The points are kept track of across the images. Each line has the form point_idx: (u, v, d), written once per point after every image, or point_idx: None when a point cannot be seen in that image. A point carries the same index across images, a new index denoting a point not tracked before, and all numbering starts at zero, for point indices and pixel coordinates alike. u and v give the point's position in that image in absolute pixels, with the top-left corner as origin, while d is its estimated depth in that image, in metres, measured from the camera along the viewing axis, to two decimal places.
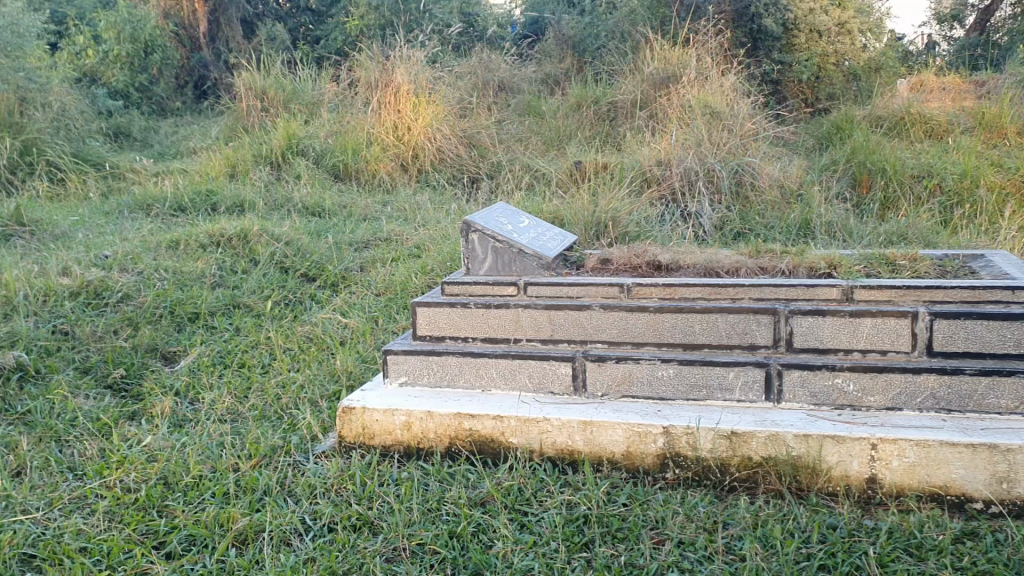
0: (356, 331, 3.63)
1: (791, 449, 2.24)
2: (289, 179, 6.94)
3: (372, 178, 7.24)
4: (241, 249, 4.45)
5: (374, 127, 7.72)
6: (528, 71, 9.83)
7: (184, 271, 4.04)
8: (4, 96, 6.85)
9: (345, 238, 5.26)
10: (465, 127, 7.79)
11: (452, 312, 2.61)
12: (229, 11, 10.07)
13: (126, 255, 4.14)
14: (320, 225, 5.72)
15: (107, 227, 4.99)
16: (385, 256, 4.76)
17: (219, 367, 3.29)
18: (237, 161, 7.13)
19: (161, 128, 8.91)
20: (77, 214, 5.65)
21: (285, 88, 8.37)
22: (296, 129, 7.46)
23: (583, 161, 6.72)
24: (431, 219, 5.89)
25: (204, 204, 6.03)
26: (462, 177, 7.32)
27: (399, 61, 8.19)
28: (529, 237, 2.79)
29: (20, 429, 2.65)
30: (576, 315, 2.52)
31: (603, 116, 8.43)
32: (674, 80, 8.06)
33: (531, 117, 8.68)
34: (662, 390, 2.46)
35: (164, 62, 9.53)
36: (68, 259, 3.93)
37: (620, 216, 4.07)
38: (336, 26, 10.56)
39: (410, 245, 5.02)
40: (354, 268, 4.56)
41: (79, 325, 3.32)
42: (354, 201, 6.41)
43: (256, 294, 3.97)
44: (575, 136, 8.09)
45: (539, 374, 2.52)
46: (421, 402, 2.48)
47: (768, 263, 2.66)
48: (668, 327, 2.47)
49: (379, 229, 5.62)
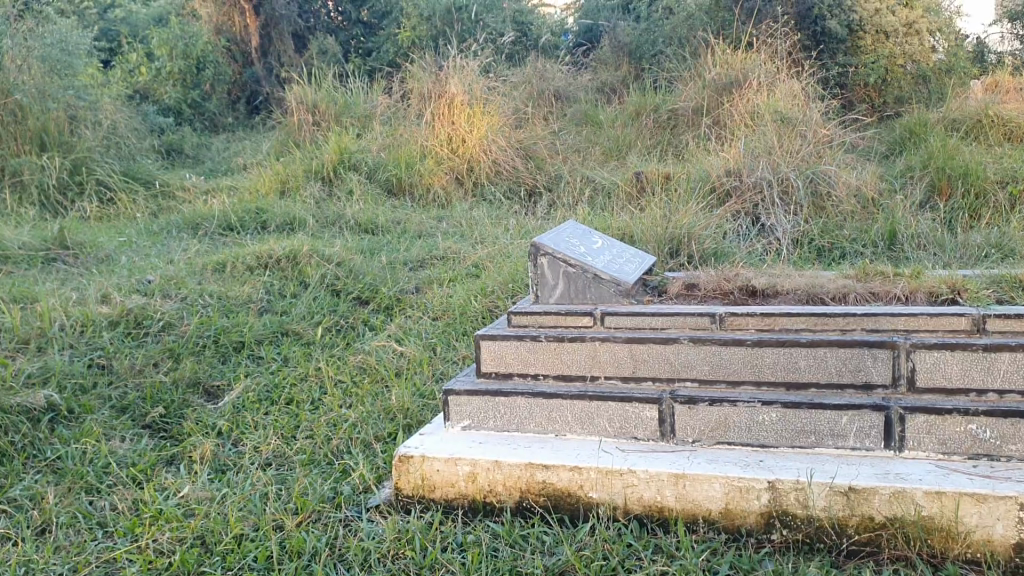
0: (412, 360, 3.38)
1: (921, 507, 1.89)
2: (342, 194, 6.74)
3: (427, 192, 6.99)
4: (290, 270, 4.23)
5: (428, 139, 7.52)
6: (583, 80, 9.55)
7: (230, 296, 3.83)
8: (54, 114, 6.80)
9: (400, 256, 5.02)
10: (520, 137, 7.55)
11: (519, 347, 2.33)
12: (280, 25, 10.00)
13: (170, 279, 3.96)
14: (374, 242, 5.50)
15: (154, 251, 4.83)
16: (442, 276, 4.51)
17: (265, 403, 3.07)
18: (288, 177, 6.93)
19: (214, 144, 8.82)
20: (125, 235, 5.51)
21: (337, 102, 8.20)
22: (347, 143, 7.27)
23: (646, 172, 6.44)
24: (490, 234, 5.65)
25: (253, 222, 5.85)
26: (519, 190, 7.06)
27: (452, 71, 7.96)
28: (605, 261, 2.49)
29: (48, 478, 2.44)
30: (660, 350, 2.22)
31: (663, 125, 8.12)
32: (738, 86, 7.73)
33: (588, 127, 8.39)
34: (763, 436, 2.14)
35: (216, 78, 9.44)
36: (109, 285, 3.75)
37: (696, 231, 3.76)
38: (388, 37, 10.40)
39: (467, 264, 4.77)
40: (409, 289, 4.31)
41: (118, 359, 3.12)
42: (408, 217, 6.19)
43: (306, 321, 3.75)
44: (635, 145, 7.79)
45: (620, 418, 2.23)
46: (487, 449, 2.20)
47: (880, 287, 2.31)
48: (768, 363, 2.14)
49: (434, 247, 5.39)
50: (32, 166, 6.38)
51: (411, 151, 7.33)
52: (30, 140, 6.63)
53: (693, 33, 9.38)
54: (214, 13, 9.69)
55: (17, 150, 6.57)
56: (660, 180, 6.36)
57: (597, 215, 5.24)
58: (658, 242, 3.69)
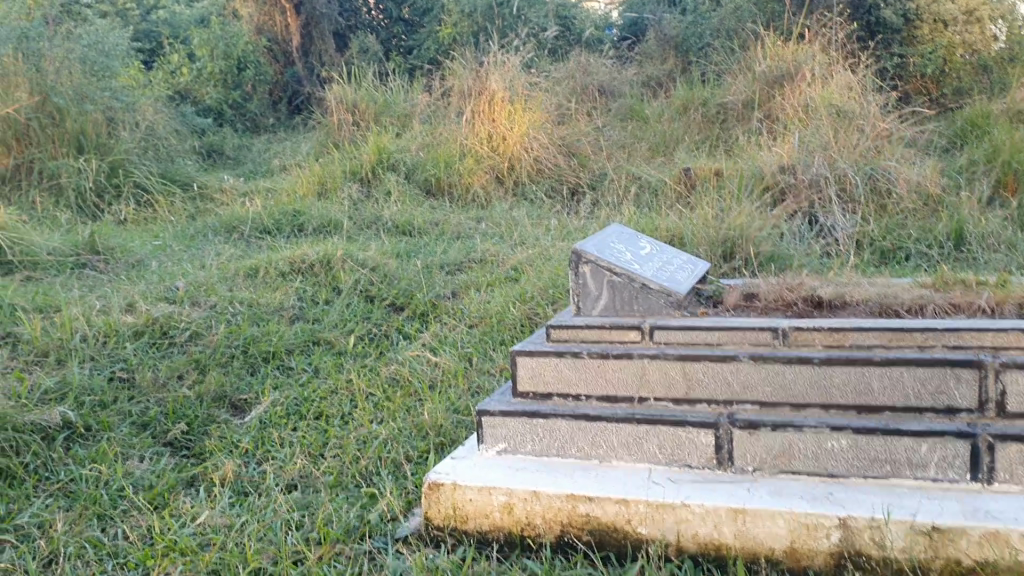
0: (448, 371, 3.19)
1: (1017, 551, 1.67)
2: (380, 195, 6.59)
3: (466, 193, 6.82)
4: (323, 276, 4.08)
5: (468, 137, 7.35)
6: (628, 74, 9.32)
7: (260, 303, 3.69)
8: (92, 117, 6.74)
9: (437, 260, 4.85)
10: (563, 134, 7.37)
11: (559, 364, 2.14)
12: (322, 24, 9.89)
13: (199, 286, 3.83)
14: (411, 245, 5.35)
15: (187, 256, 4.72)
16: (480, 280, 4.33)
17: (293, 418, 2.91)
18: (326, 177, 6.79)
19: (254, 145, 8.75)
20: (160, 239, 5.42)
21: (376, 101, 8.07)
22: (386, 143, 7.11)
23: (694, 169, 6.25)
24: (531, 235, 5.47)
25: (290, 225, 5.72)
26: (561, 189, 6.87)
27: (493, 68, 7.78)
28: (654, 268, 2.28)
29: (60, 503, 2.30)
30: (716, 369, 2.02)
31: (710, 120, 7.88)
32: (789, 78, 7.51)
33: (634, 122, 8.20)
34: (831, 465, 1.92)
35: (257, 79, 9.37)
36: (135, 293, 3.62)
37: (749, 232, 3.53)
38: (429, 34, 10.25)
39: (507, 267, 4.59)
40: (446, 295, 4.14)
41: (140, 371, 2.98)
42: (447, 218, 6.04)
43: (337, 329, 3.59)
44: (683, 141, 7.59)
45: (672, 443, 2.02)
46: (525, 477, 2.01)
47: (962, 298, 2.08)
48: (837, 384, 1.93)
49: (474, 249, 5.22)
50: (69, 169, 6.33)
51: (451, 150, 7.16)
52: (68, 142, 6.58)
53: (741, 24, 9.10)
54: (254, 13, 9.62)
55: (55, 153, 6.52)
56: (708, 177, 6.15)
57: (644, 215, 5.03)
58: (707, 245, 3.48)
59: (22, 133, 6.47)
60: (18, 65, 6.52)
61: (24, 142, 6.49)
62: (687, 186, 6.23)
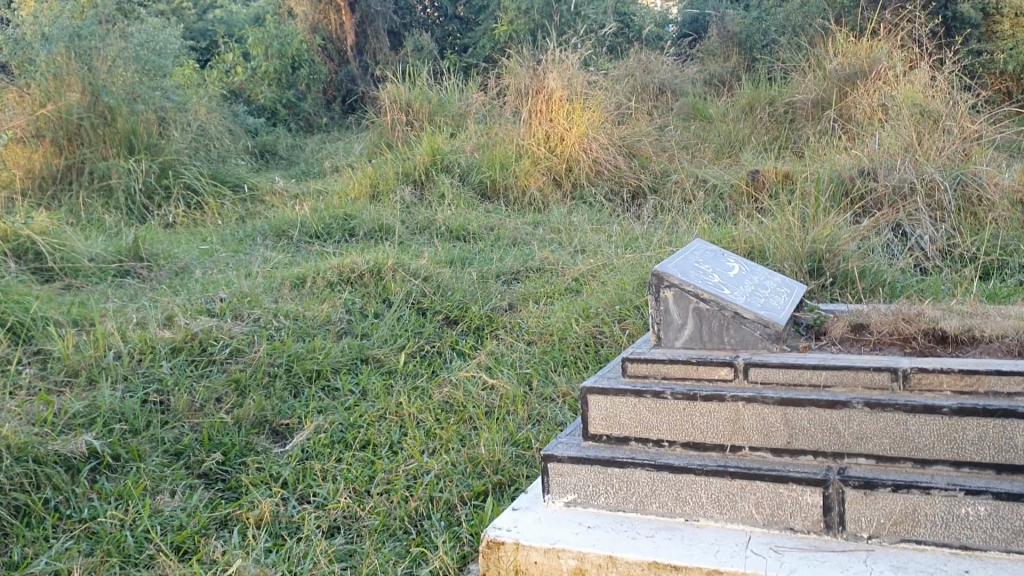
0: (506, 395, 2.92)
1: None
2: (434, 198, 6.36)
3: (523, 195, 6.56)
4: (372, 286, 3.85)
5: (524, 138, 7.10)
6: (690, 71, 8.99)
7: (306, 316, 3.46)
8: (143, 116, 6.62)
9: (492, 268, 4.61)
10: (623, 134, 7.07)
11: (637, 404, 1.87)
12: (376, 22, 9.64)
13: (242, 298, 3.62)
14: (465, 252, 5.12)
15: (233, 263, 4.54)
16: (538, 292, 4.07)
17: (338, 446, 2.67)
18: (378, 178, 6.58)
19: (307, 144, 8.59)
20: (207, 244, 5.25)
21: (431, 100, 7.83)
22: (440, 144, 6.87)
23: (762, 171, 5.95)
24: (592, 241, 5.20)
25: (340, 230, 5.52)
26: (622, 191, 6.59)
27: (551, 66, 7.51)
28: (746, 294, 1.99)
29: (81, 546, 2.10)
30: (823, 416, 1.74)
31: (778, 119, 7.52)
32: (862, 76, 7.16)
33: (697, 122, 7.89)
34: (965, 536, 1.62)
35: (311, 77, 9.21)
36: (174, 306, 3.43)
37: (837, 245, 3.22)
38: (484, 32, 10.01)
39: (567, 276, 4.31)
40: (502, 308, 3.89)
41: (176, 394, 2.77)
42: (503, 222, 5.80)
43: (387, 345, 3.36)
44: (749, 142, 7.28)
45: (772, 502, 1.74)
46: (599, 539, 1.75)
47: None
48: (972, 439, 1.63)
49: (531, 257, 4.96)
50: (120, 169, 6.21)
51: (507, 151, 6.91)
52: (119, 143, 6.48)
53: (809, 20, 8.71)
54: (309, 11, 9.48)
55: (107, 153, 6.42)
56: (777, 180, 5.88)
57: (713, 223, 4.73)
58: (790, 258, 3.18)
59: (73, 133, 6.38)
60: (69, 63, 6.42)
61: (76, 142, 6.40)
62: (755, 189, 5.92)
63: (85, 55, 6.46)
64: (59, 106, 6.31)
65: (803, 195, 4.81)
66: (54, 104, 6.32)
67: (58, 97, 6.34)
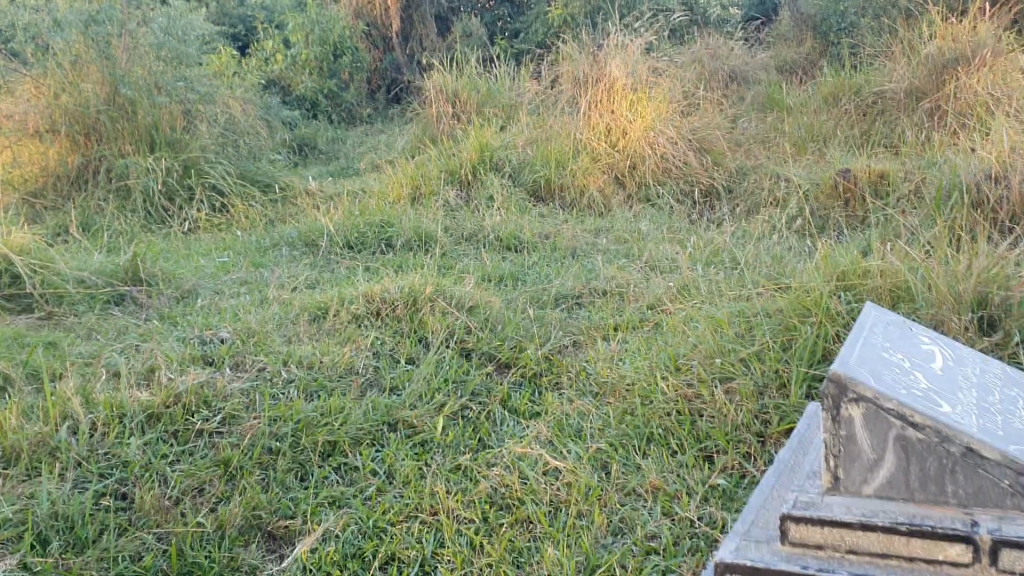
0: (576, 487, 2.22)
1: None
2: (482, 201, 5.66)
3: (581, 197, 5.82)
4: (406, 321, 3.15)
5: (582, 132, 6.36)
6: (761, 58, 8.19)
7: (323, 364, 2.79)
8: (167, 110, 5.99)
9: (548, 292, 3.92)
10: (693, 126, 6.32)
11: None
12: (422, 5, 8.77)
13: (248, 337, 2.97)
14: (517, 268, 4.46)
15: (248, 286, 3.90)
16: (607, 324, 3.37)
17: (353, 566, 2.00)
18: (420, 177, 5.88)
19: (348, 137, 7.96)
20: (225, 258, 4.64)
21: (479, 90, 7.13)
22: (489, 139, 6.15)
23: (852, 171, 5.34)
24: (666, 256, 4.48)
25: (377, 240, 4.88)
26: (693, 192, 5.86)
27: (613, 51, 6.76)
28: (963, 408, 1.56)
29: None
30: None
31: (865, 110, 6.71)
32: (964, 62, 6.35)
33: (773, 113, 7.12)
34: None
35: (354, 65, 8.54)
36: (158, 351, 2.77)
37: (1013, 286, 2.49)
38: (536, 15, 8.92)
39: (639, 305, 3.62)
40: (564, 348, 3.22)
41: (143, 485, 2.13)
42: (560, 229, 5.12)
43: (424, 403, 2.67)
44: (834, 136, 6.50)
45: None
46: None
47: None
48: None
49: (596, 275, 4.26)
50: (138, 168, 5.61)
51: (563, 147, 6.17)
52: (140, 138, 5.82)
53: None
54: None
55: (126, 149, 5.77)
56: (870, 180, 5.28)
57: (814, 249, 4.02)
58: (933, 301, 2.51)
59: (90, 128, 5.78)
60: (88, 52, 5.82)
61: (94, 138, 5.80)
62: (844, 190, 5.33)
63: (103, 42, 5.86)
64: (75, 99, 5.74)
65: (918, 211, 4.08)
66: (70, 95, 5.74)
67: (75, 89, 5.75)
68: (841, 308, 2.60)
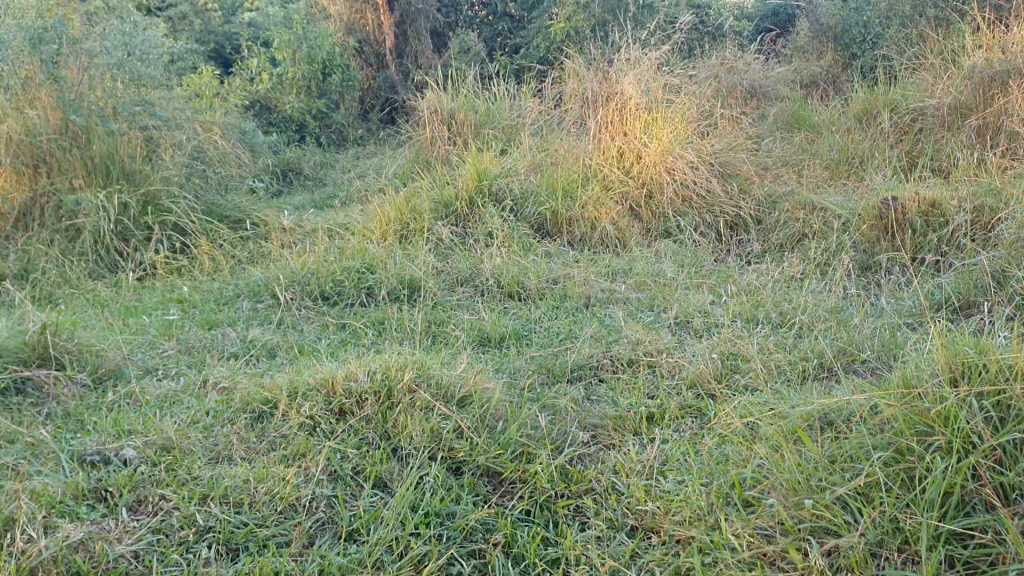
0: None
1: None
2: (480, 238, 4.90)
3: (593, 231, 5.06)
4: (378, 423, 2.39)
5: (592, 157, 5.58)
6: (782, 70, 7.43)
7: (257, 500, 2.07)
8: (127, 138, 5.02)
9: (559, 362, 3.12)
10: (716, 148, 5.59)
11: None
12: (418, 20, 7.99)
13: (162, 456, 2.25)
14: (524, 325, 3.70)
15: (188, 362, 3.14)
16: (639, 416, 2.61)
17: None
18: (409, 211, 5.11)
19: (338, 161, 7.18)
20: (174, 316, 3.89)
21: (477, 109, 6.39)
22: (488, 165, 5.37)
23: (898, 198, 4.55)
24: (701, 308, 3.72)
25: (357, 291, 4.13)
26: (717, 224, 5.11)
27: (625, 66, 5.97)
28: None
29: None
30: None
31: (903, 129, 5.94)
32: (1017, 74, 5.54)
33: (800, 133, 6.41)
34: None
35: (345, 84, 7.71)
36: (25, 490, 2.03)
37: None
38: (537, 29, 8.17)
39: (675, 384, 2.86)
40: (585, 448, 2.46)
41: None
42: (572, 272, 4.37)
43: (399, 559, 1.95)
44: (872, 157, 5.75)
45: None
46: None
47: None
48: None
49: (619, 334, 3.49)
50: (89, 205, 4.66)
51: (570, 174, 5.39)
52: (95, 171, 4.83)
53: (921, 7, 7.01)
54: (344, 11, 7.88)
55: (78, 184, 4.78)
56: (922, 211, 4.48)
57: (887, 319, 3.30)
58: None
59: (40, 159, 4.80)
60: (34, 75, 4.85)
61: (43, 170, 4.81)
62: (890, 221, 4.52)
63: (50, 61, 4.85)
64: (19, 125, 4.78)
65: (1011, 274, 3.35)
66: (13, 122, 4.78)
67: (18, 114, 4.82)
68: (977, 426, 1.86)
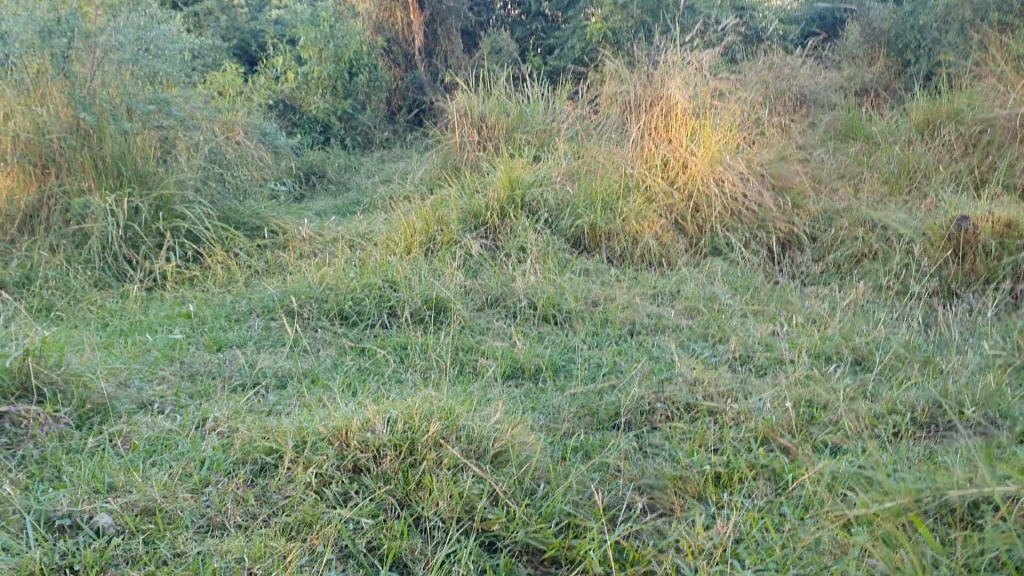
0: None
1: None
2: (512, 253, 4.52)
3: (633, 246, 4.66)
4: (398, 486, 2.03)
5: (633, 165, 5.17)
6: (834, 75, 6.97)
7: None
8: (142, 138, 4.61)
9: (605, 403, 2.73)
10: (768, 158, 5.16)
11: None
12: (449, 20, 7.62)
13: (144, 523, 1.91)
14: (561, 355, 3.32)
15: (185, 394, 2.78)
16: (703, 479, 2.22)
17: None
18: (436, 220, 4.72)
19: (363, 164, 6.82)
20: (178, 334, 3.55)
21: (509, 112, 6.01)
22: (521, 172, 4.98)
23: (972, 219, 4.13)
24: (762, 340, 3.31)
25: (378, 311, 3.76)
26: (769, 241, 4.69)
27: (671, 67, 5.54)
28: None
29: None
30: None
31: (971, 141, 5.47)
32: None
33: (856, 142, 5.97)
34: None
35: (372, 84, 7.36)
36: None
37: None
38: (572, 29, 7.78)
39: (742, 438, 2.46)
40: (639, 518, 2.09)
41: None
42: (613, 294, 3.98)
43: None
44: (935, 169, 5.30)
45: None
46: None
47: None
48: None
49: (671, 369, 3.09)
50: (97, 209, 4.32)
51: (610, 185, 4.98)
52: (106, 172, 4.47)
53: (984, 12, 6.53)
54: (373, 9, 7.53)
55: (87, 186, 4.44)
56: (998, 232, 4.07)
57: (977, 363, 2.89)
58: None
59: (48, 159, 4.47)
60: (44, 70, 4.50)
61: (52, 171, 4.49)
62: (963, 244, 4.11)
63: (62, 55, 4.47)
64: (29, 124, 4.45)
65: None
66: (21, 120, 4.44)
67: (26, 111, 4.46)
68: None
